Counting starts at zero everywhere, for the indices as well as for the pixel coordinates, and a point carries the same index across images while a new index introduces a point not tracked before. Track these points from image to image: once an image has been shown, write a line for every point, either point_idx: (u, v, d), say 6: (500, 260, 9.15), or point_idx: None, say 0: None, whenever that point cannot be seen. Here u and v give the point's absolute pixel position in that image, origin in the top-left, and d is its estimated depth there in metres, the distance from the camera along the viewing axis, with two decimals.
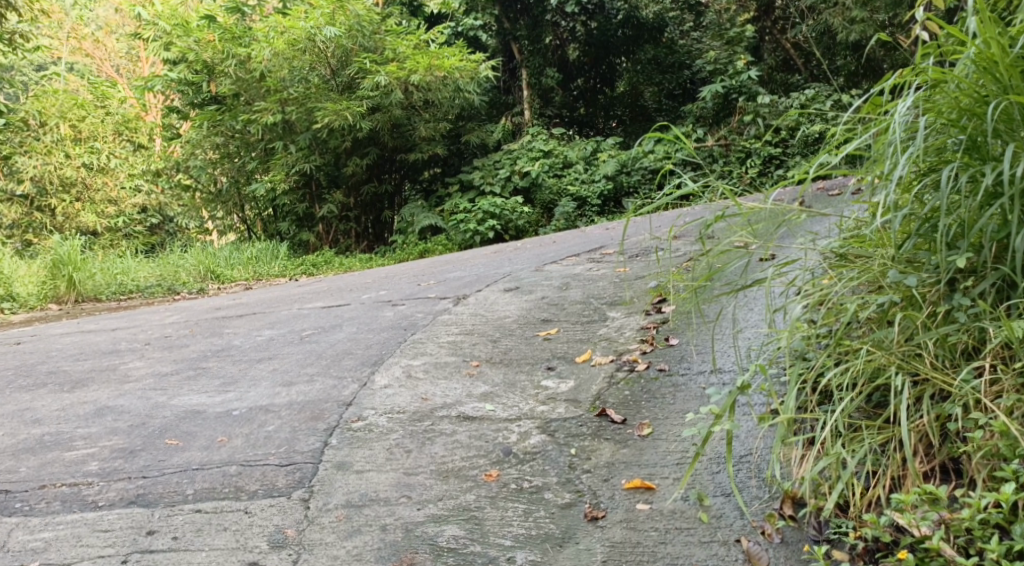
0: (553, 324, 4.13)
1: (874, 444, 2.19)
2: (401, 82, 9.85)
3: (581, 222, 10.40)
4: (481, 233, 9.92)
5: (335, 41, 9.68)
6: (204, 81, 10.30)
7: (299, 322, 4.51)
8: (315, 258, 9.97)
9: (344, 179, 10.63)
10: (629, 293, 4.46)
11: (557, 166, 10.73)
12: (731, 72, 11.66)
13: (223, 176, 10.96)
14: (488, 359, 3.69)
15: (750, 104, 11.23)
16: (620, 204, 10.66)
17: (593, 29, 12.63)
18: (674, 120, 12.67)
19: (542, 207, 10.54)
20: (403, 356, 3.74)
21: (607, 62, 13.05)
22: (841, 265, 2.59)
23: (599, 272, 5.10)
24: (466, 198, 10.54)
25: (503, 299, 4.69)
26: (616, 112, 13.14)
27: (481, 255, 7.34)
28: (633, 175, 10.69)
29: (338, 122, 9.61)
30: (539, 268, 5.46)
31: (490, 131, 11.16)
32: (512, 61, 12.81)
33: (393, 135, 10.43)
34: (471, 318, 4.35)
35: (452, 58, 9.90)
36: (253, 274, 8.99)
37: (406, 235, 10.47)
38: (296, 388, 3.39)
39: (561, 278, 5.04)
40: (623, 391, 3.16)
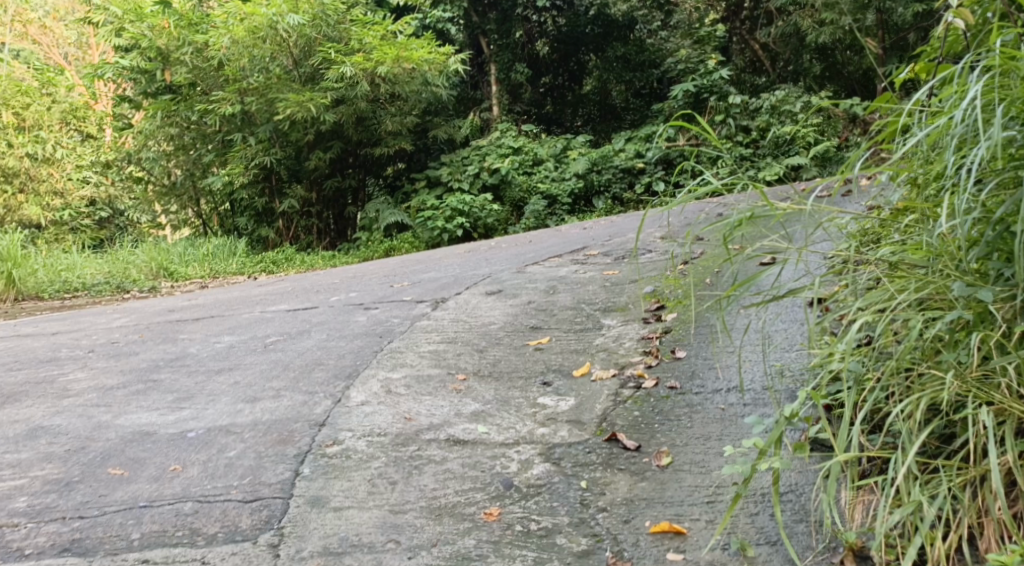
0: (543, 332, 3.79)
1: (952, 487, 1.89)
2: (367, 74, 9.45)
3: (551, 221, 10.06)
4: (449, 231, 9.51)
5: (298, 30, 9.24)
6: (158, 69, 9.78)
7: (261, 328, 4.10)
8: (274, 255, 9.51)
9: (307, 173, 10.19)
10: (622, 298, 4.14)
11: (527, 163, 10.40)
12: (702, 72, 11.40)
13: (177, 168, 10.44)
14: (476, 372, 3.33)
15: (721, 104, 10.94)
16: (591, 203, 10.38)
17: (562, 25, 12.31)
18: (643, 119, 12.43)
19: (512, 205, 10.19)
20: (381, 368, 3.37)
21: (577, 58, 12.73)
22: (895, 276, 2.28)
23: (586, 275, 4.77)
24: (434, 194, 10.14)
25: (486, 303, 4.34)
26: (584, 109, 12.84)
27: (454, 254, 6.98)
28: (604, 174, 10.37)
29: (300, 114, 9.18)
30: (520, 270, 5.12)
31: (458, 127, 10.77)
32: (480, 55, 12.42)
33: (357, 129, 9.99)
34: (452, 324, 3.98)
35: (420, 50, 9.50)
36: (209, 271, 8.52)
37: (370, 231, 10.06)
38: (260, 404, 3.00)
39: (546, 281, 4.70)
40: (632, 413, 2.83)
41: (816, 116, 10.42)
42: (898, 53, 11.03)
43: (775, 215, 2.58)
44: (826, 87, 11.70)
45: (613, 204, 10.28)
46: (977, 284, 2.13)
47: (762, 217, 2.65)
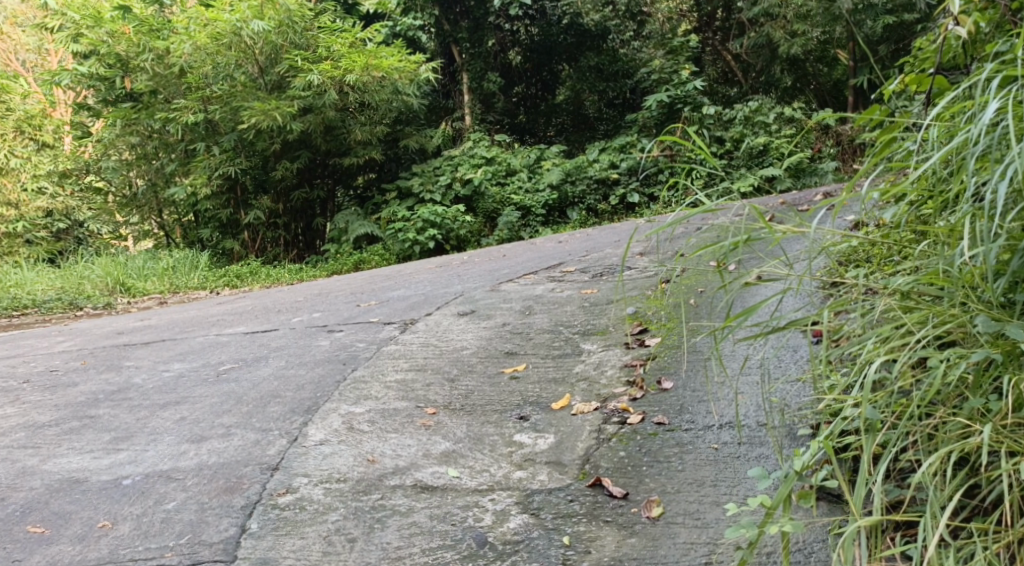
0: (519, 358, 3.54)
1: (991, 551, 1.67)
2: (336, 82, 9.18)
3: (525, 233, 9.81)
4: (421, 243, 9.23)
5: (264, 36, 8.96)
6: (118, 76, 9.45)
7: (215, 354, 3.82)
8: (239, 268, 9.18)
9: (273, 184, 9.86)
10: (603, 321, 3.90)
11: (500, 174, 10.16)
12: (675, 82, 11.27)
13: (139, 178, 10.07)
14: (446, 405, 3.06)
15: (694, 115, 10.82)
16: (566, 214, 10.14)
17: (535, 34, 12.11)
18: (617, 129, 12.26)
19: (485, 217, 9.93)
20: (343, 401, 3.10)
21: (549, 67, 12.53)
22: (911, 308, 2.07)
23: (563, 294, 4.53)
24: (405, 205, 9.86)
25: (458, 325, 4.08)
26: (557, 119, 12.64)
27: (424, 269, 6.71)
28: (578, 184, 10.13)
29: (266, 122, 8.89)
30: (494, 288, 4.87)
31: (429, 136, 10.52)
32: (452, 64, 12.16)
33: (326, 139, 9.68)
34: (421, 349, 3.72)
35: (390, 58, 9.28)
36: (169, 285, 8.18)
37: (339, 243, 9.76)
38: (207, 445, 2.72)
39: (521, 301, 4.45)
40: (617, 453, 2.59)
41: (789, 128, 10.33)
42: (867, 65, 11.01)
43: (774, 236, 2.37)
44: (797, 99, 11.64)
45: (588, 216, 10.06)
46: (1004, 319, 1.93)
47: (761, 239, 2.44)
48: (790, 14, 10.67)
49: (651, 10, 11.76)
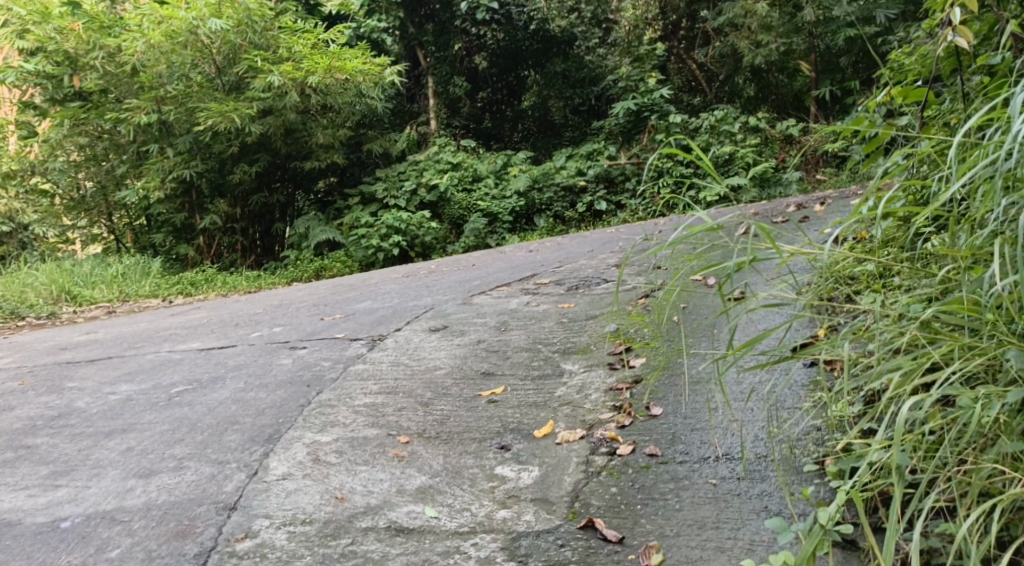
0: (496, 380, 3.33)
1: None
2: (297, 84, 8.92)
3: (491, 240, 9.61)
4: (384, 249, 8.99)
5: (221, 35, 8.67)
6: (67, 74, 9.09)
7: (167, 374, 3.57)
8: (193, 275, 8.86)
9: (230, 188, 9.53)
10: (583, 338, 3.70)
11: (466, 180, 9.96)
12: (642, 90, 11.16)
13: (88, 180, 9.67)
14: (420, 433, 2.84)
15: (661, 122, 10.71)
16: (533, 221, 9.95)
17: (501, 39, 11.92)
18: (584, 136, 12.12)
19: (450, 223, 9.69)
20: (308, 428, 2.86)
21: (516, 72, 12.35)
22: (935, 339, 1.88)
23: (539, 308, 4.34)
24: (368, 211, 9.60)
25: (429, 342, 3.86)
26: (523, 125, 12.46)
27: (389, 278, 6.47)
28: (545, 191, 9.93)
29: (224, 125, 8.58)
30: (466, 301, 4.66)
31: (393, 140, 10.27)
32: (417, 67, 11.92)
33: (286, 141, 9.38)
34: (391, 369, 3.50)
35: (353, 60, 9.03)
36: (119, 293, 7.85)
37: (299, 249, 9.47)
38: (155, 480, 2.51)
39: (496, 316, 4.25)
40: (609, 489, 2.39)
41: (755, 138, 10.28)
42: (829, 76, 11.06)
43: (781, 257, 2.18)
44: (762, 108, 11.59)
45: (555, 223, 9.88)
46: None
47: (766, 259, 2.25)
48: (755, 23, 10.62)
49: (618, 16, 11.86)
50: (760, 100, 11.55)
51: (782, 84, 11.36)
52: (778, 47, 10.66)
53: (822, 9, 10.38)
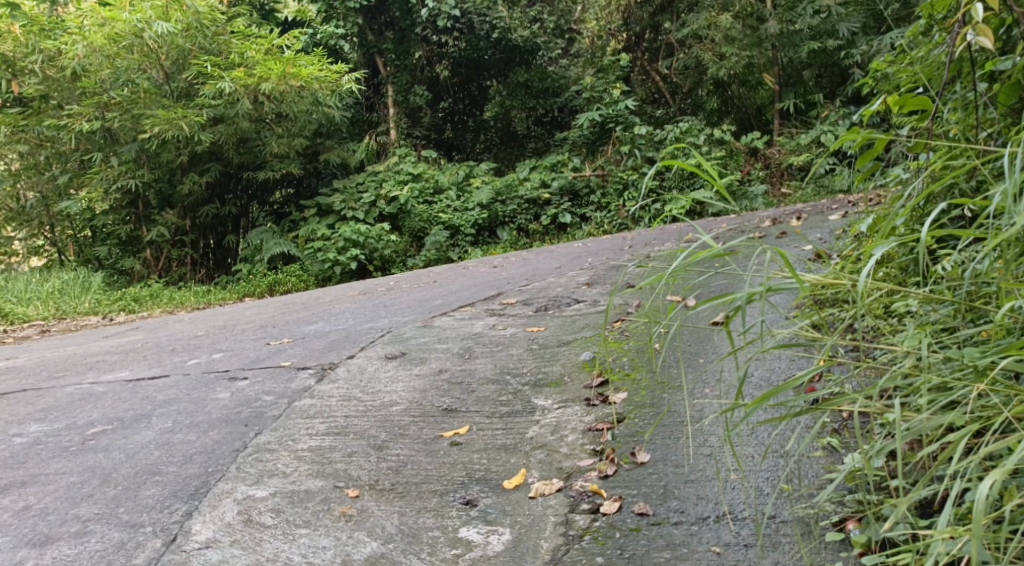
0: (459, 417, 2.96)
1: None
2: (250, 90, 8.53)
3: (453, 253, 9.21)
4: (342, 264, 8.57)
5: (169, 39, 8.25)
6: (5, 78, 8.45)
7: (85, 412, 3.16)
8: (137, 290, 8.34)
9: (179, 199, 9.03)
10: (556, 368, 3.34)
11: (428, 192, 9.59)
12: (607, 101, 10.87)
13: (29, 190, 9.07)
14: (372, 484, 2.47)
15: (626, 134, 10.40)
16: (496, 233, 9.58)
17: (463, 48, 11.59)
18: (547, 148, 11.79)
19: (411, 236, 9.29)
20: (242, 480, 2.48)
21: (478, 82, 11.99)
22: (1001, 396, 1.58)
23: (506, 332, 3.97)
24: (325, 223, 9.18)
25: (385, 371, 3.47)
26: (484, 136, 12.05)
27: (346, 296, 6.06)
28: (509, 204, 9.59)
29: (172, 132, 8.12)
30: (426, 323, 4.28)
31: (351, 150, 9.88)
32: (377, 76, 11.50)
33: (238, 150, 8.94)
34: (341, 404, 3.11)
35: (310, 67, 8.66)
36: (54, 311, 7.34)
37: (252, 263, 8.99)
38: (51, 551, 2.17)
39: (459, 341, 3.87)
40: (594, 559, 2.08)
41: (720, 150, 10.06)
42: (794, 90, 10.83)
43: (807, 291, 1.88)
44: (725, 121, 11.40)
45: (518, 236, 9.52)
46: None
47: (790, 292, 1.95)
48: (719, 36, 10.44)
49: (579, 27, 11.70)
50: (723, 113, 11.36)
51: (743, 98, 11.19)
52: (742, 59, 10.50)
53: (784, 23, 10.28)
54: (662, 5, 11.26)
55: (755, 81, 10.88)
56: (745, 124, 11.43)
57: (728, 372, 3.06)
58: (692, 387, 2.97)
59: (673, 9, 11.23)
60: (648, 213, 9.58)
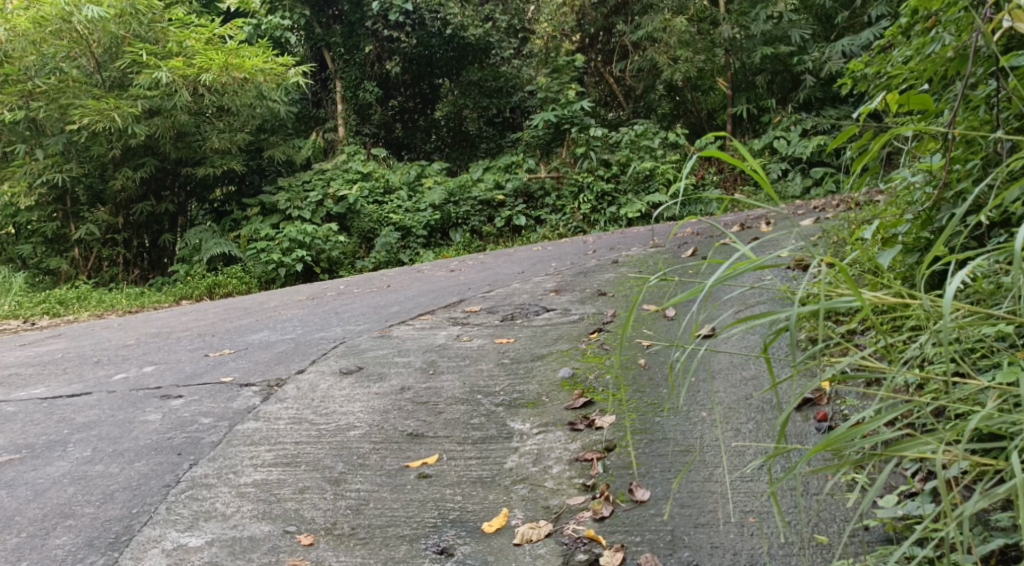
0: (426, 444, 2.62)
1: None
2: (189, 81, 8.06)
3: (404, 255, 8.81)
4: (286, 265, 8.09)
5: (101, 25, 7.73)
6: None
7: None
8: (63, 292, 7.76)
9: (112, 195, 8.49)
10: (532, 386, 3.01)
11: (378, 192, 9.19)
12: (563, 102, 10.57)
13: None
14: (326, 529, 2.13)
15: (581, 135, 10.08)
16: (449, 235, 9.19)
17: (414, 45, 11.22)
18: (500, 148, 11.46)
19: (360, 237, 8.88)
20: (171, 525, 2.14)
21: (428, 80, 11.61)
22: None
23: (472, 344, 3.62)
24: (269, 223, 8.74)
25: (339, 390, 3.10)
26: (435, 135, 11.68)
27: (293, 300, 5.65)
28: (462, 205, 9.19)
29: (102, 124, 7.61)
30: (382, 333, 3.92)
31: (297, 147, 9.43)
32: (325, 70, 11.03)
33: (176, 145, 8.41)
34: (290, 428, 2.73)
35: (253, 58, 8.22)
36: None
37: (190, 263, 8.48)
38: None
39: (419, 353, 3.52)
40: None
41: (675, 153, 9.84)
42: (747, 95, 10.66)
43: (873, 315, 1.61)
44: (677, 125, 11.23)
45: (472, 238, 9.13)
46: None
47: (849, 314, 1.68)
48: (674, 39, 10.23)
49: (533, 27, 11.38)
50: (676, 117, 11.18)
51: (697, 102, 11.02)
52: (697, 63, 10.32)
53: (739, 27, 10.14)
54: (616, 6, 10.98)
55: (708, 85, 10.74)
56: (698, 128, 11.27)
57: (724, 393, 2.77)
58: (688, 412, 2.67)
59: (628, 10, 11.00)
60: (604, 216, 9.31)
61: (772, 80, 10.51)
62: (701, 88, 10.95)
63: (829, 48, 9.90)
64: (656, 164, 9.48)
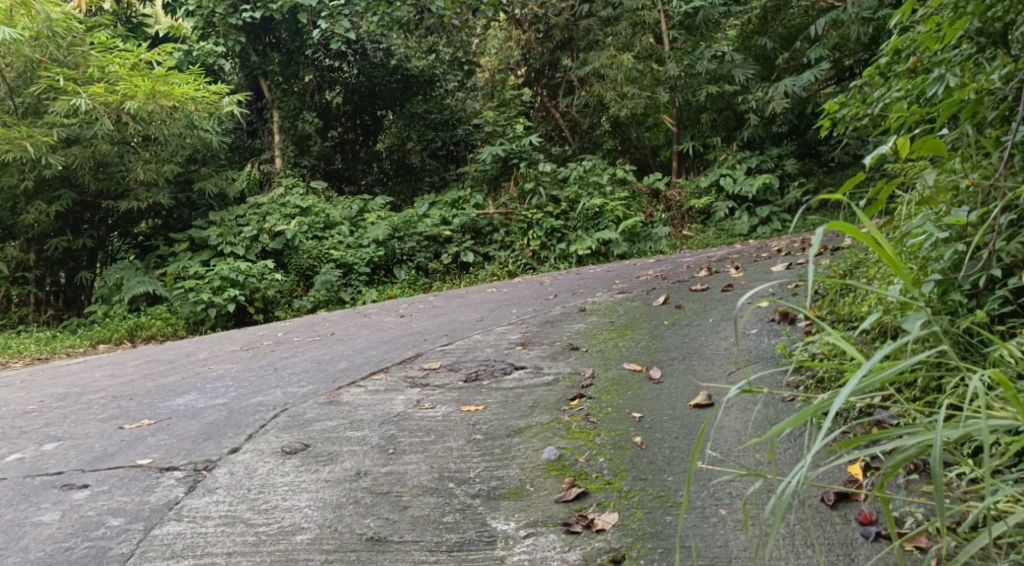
0: (391, 556, 2.17)
1: None
2: (111, 109, 7.47)
3: (345, 294, 8.25)
4: (217, 305, 7.41)
5: (13, 47, 7.07)
6: None
7: None
8: None
9: (23, 230, 7.76)
10: (512, 471, 2.55)
11: (317, 227, 8.67)
12: (511, 136, 10.16)
13: None
14: None
15: (530, 171, 9.67)
16: (393, 273, 8.68)
17: (357, 76, 10.79)
18: (443, 182, 11.04)
19: (298, 275, 8.32)
20: None
21: (370, 111, 11.17)
22: None
23: (435, 413, 3.13)
24: (198, 259, 8.11)
25: (280, 476, 2.59)
26: (376, 167, 11.21)
27: (225, 350, 5.09)
28: (407, 241, 8.72)
29: (13, 154, 6.97)
30: (330, 398, 3.42)
31: (230, 179, 8.87)
32: (261, 100, 10.40)
33: (96, 177, 7.78)
34: (224, 532, 2.27)
35: (184, 85, 7.71)
36: None
37: (110, 303, 7.78)
38: None
39: (377, 425, 3.02)
40: None
41: (624, 190, 9.53)
42: (691, 132, 10.46)
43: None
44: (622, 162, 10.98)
45: (417, 275, 8.63)
46: None
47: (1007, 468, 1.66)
48: (621, 75, 9.93)
49: (478, 60, 11.03)
50: (622, 153, 10.94)
51: (643, 139, 10.78)
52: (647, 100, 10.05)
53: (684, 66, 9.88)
54: (563, 41, 10.72)
55: (654, 121, 10.53)
56: (644, 165, 11.02)
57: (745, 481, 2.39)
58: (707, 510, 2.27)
59: (574, 45, 10.72)
60: (554, 253, 8.91)
61: (718, 118, 10.27)
62: (648, 125, 10.73)
63: (771, 88, 9.56)
64: (605, 202, 9.17)
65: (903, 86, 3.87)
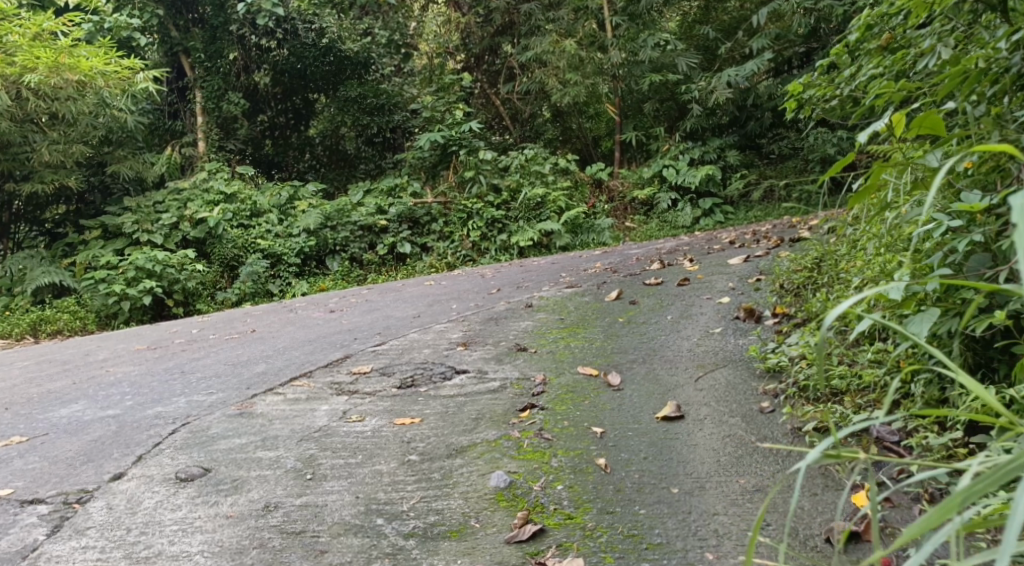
0: None
1: None
2: (10, 83, 6.81)
3: (273, 286, 7.70)
4: (130, 298, 6.81)
5: None
6: None
7: None
8: None
9: None
10: (455, 502, 2.14)
11: (243, 214, 8.10)
12: (450, 122, 9.68)
13: None
14: None
15: (469, 159, 9.23)
16: (325, 264, 8.14)
17: (286, 57, 10.05)
18: (379, 170, 10.52)
19: (221, 265, 7.74)
20: None
21: (302, 94, 10.50)
22: None
23: (362, 429, 2.67)
24: (110, 249, 7.47)
25: (170, 512, 2.15)
26: (309, 154, 10.63)
27: (128, 350, 4.53)
28: (339, 230, 8.17)
29: None
30: (240, 410, 2.94)
31: (147, 163, 8.23)
32: (183, 78, 9.70)
33: None
34: None
35: (92, 59, 7.09)
36: None
37: (10, 295, 7.08)
38: None
39: (294, 443, 2.57)
40: None
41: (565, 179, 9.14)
42: (633, 121, 10.08)
43: None
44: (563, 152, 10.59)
45: (351, 267, 8.10)
46: None
47: None
48: (563, 61, 9.50)
49: (415, 43, 10.59)
50: (564, 142, 10.55)
51: (585, 128, 10.42)
52: (590, 87, 9.66)
53: (627, 53, 9.54)
54: (504, 25, 10.28)
55: (597, 110, 10.18)
56: (587, 156, 10.65)
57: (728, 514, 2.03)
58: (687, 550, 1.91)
59: (514, 31, 10.27)
60: (494, 244, 8.46)
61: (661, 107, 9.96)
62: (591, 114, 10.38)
63: (714, 77, 9.27)
64: (547, 192, 8.80)
65: (876, 62, 3.49)
